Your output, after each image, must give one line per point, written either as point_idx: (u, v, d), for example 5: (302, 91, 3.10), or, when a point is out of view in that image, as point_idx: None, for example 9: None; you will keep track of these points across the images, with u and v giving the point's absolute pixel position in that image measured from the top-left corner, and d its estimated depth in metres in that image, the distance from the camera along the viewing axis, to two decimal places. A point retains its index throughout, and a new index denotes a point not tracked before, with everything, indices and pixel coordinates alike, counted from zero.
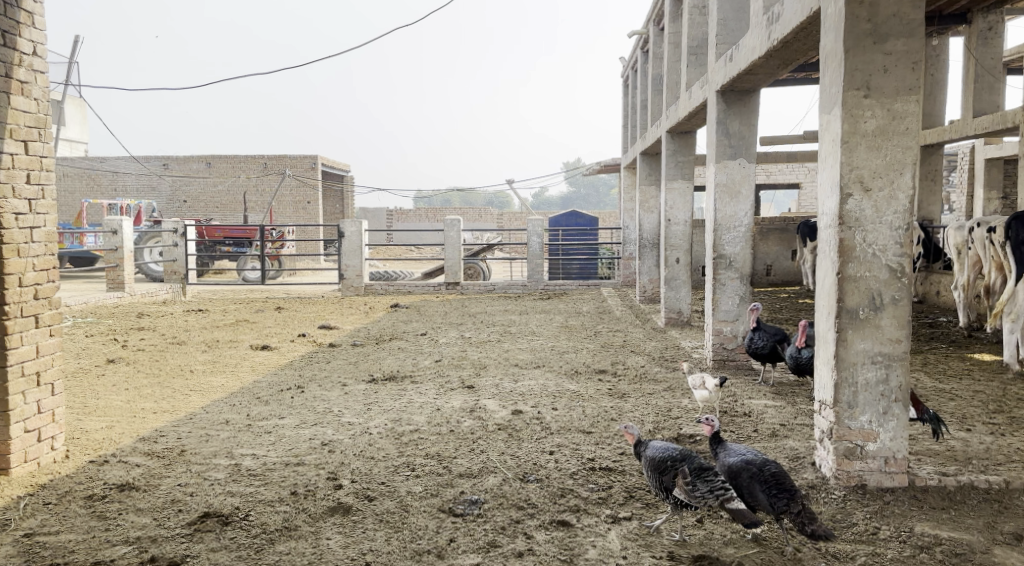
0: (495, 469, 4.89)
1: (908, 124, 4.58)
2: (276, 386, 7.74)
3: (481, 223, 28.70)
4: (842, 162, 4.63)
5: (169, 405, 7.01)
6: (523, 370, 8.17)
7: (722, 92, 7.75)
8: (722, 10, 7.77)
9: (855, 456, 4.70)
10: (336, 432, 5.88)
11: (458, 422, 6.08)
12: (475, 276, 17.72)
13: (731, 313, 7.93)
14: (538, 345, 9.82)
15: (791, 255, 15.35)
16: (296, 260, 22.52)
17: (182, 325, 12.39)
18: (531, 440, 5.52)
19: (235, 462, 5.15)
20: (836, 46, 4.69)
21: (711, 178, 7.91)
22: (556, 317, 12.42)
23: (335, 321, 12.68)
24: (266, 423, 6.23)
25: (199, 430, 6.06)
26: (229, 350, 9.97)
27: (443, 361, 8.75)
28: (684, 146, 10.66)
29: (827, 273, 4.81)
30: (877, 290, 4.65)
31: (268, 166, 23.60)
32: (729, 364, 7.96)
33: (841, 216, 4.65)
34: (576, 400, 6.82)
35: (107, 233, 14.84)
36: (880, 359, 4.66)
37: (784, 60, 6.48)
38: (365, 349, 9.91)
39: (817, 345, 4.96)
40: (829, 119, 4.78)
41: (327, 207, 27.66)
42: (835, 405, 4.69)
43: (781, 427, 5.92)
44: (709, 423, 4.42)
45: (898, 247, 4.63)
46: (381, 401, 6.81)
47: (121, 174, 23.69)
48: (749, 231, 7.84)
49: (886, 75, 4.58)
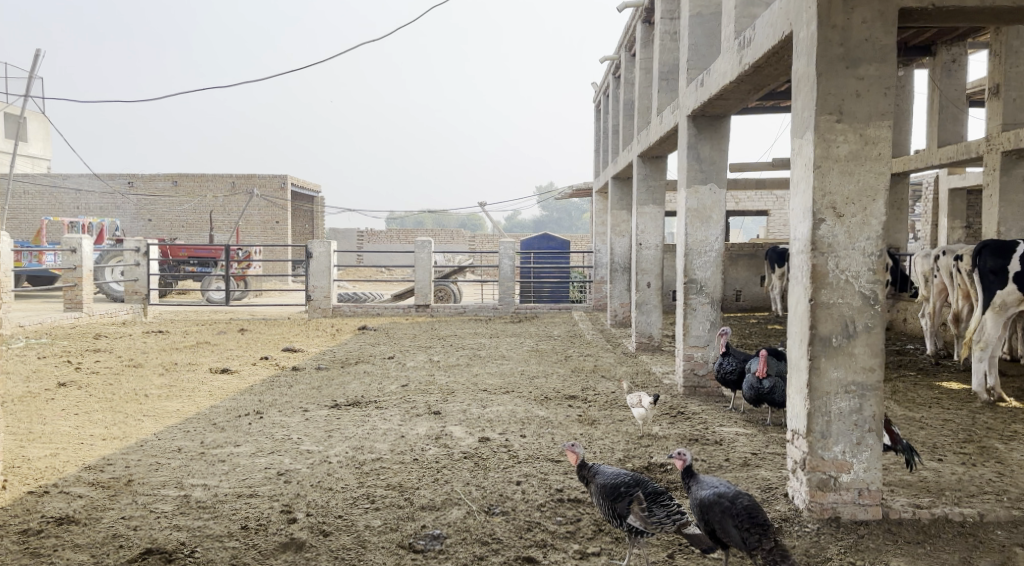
0: (459, 501, 4.70)
1: (880, 150, 4.50)
2: (234, 411, 7.48)
3: (451, 247, 28.57)
4: (814, 187, 4.54)
5: (120, 431, 6.72)
6: (491, 395, 8.00)
7: (693, 117, 7.69)
8: (693, 35, 7.72)
9: (828, 488, 4.57)
10: (294, 461, 5.64)
11: (422, 450, 5.88)
12: (445, 299, 17.55)
13: (702, 338, 7.83)
14: (506, 369, 9.64)
15: (760, 280, 15.35)
16: (262, 280, 22.19)
17: (141, 347, 12.05)
18: (498, 470, 5.34)
19: (185, 494, 4.90)
20: (808, 70, 4.61)
21: (682, 203, 7.83)
22: (526, 340, 12.28)
23: (299, 344, 12.41)
24: (221, 451, 5.97)
25: (149, 459, 5.79)
26: (186, 373, 9.66)
27: (409, 387, 8.54)
28: (655, 171, 10.62)
29: (799, 300, 4.69)
30: (850, 318, 4.55)
31: (235, 185, 23.34)
32: (699, 391, 7.84)
33: (813, 242, 4.55)
34: (544, 427, 6.65)
35: (66, 251, 14.45)
36: (853, 388, 4.55)
37: (756, 85, 6.41)
38: (330, 372, 9.66)
39: (789, 374, 4.85)
40: (801, 143, 4.69)
41: (296, 227, 27.35)
42: (807, 436, 4.57)
43: (753, 456, 5.79)
44: (680, 456, 4.25)
45: (870, 274, 4.54)
46: (344, 428, 6.60)
47: (84, 192, 23.22)
48: (720, 256, 7.77)
49: (858, 99, 4.50)
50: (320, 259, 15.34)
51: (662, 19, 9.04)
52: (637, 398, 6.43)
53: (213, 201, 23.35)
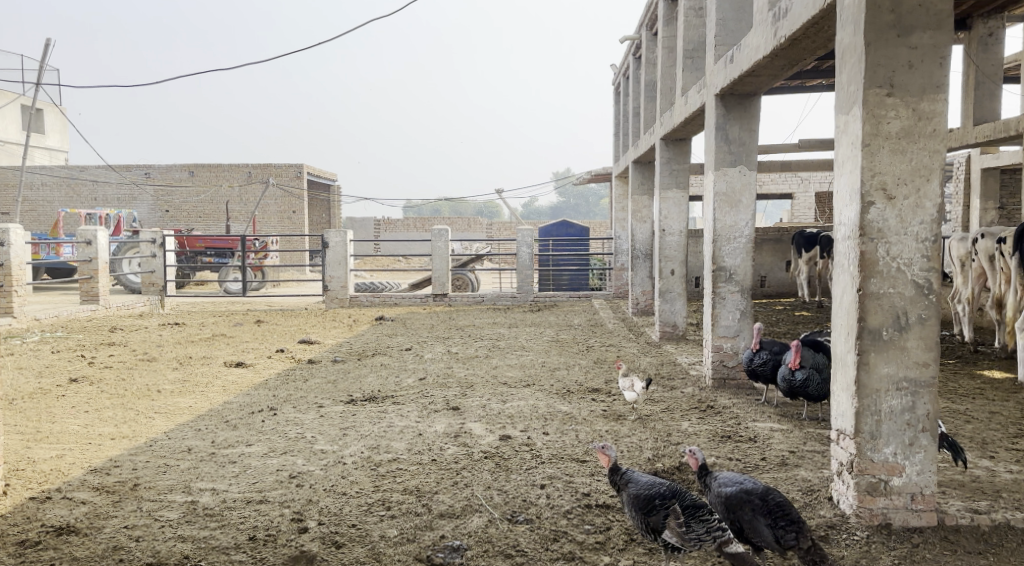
0: (480, 508, 4.40)
1: (935, 125, 4.16)
2: (247, 408, 7.22)
3: (468, 235, 28.31)
4: (863, 167, 4.19)
5: (130, 430, 6.48)
6: (512, 389, 7.71)
7: (721, 95, 7.33)
8: (721, 9, 7.35)
9: (878, 493, 4.25)
10: (306, 462, 5.38)
11: (440, 450, 5.58)
12: (463, 287, 17.27)
13: (731, 328, 7.49)
14: (527, 361, 9.34)
15: (786, 266, 14.93)
16: (280, 270, 22.01)
17: (155, 340, 11.86)
18: (521, 472, 5.04)
19: (192, 500, 4.64)
20: (855, 40, 4.26)
21: (710, 187, 7.47)
22: (546, 330, 11.96)
23: (316, 336, 12.16)
24: (231, 451, 5.72)
25: (157, 460, 5.54)
26: (200, 368, 9.43)
27: (427, 381, 8.26)
28: (679, 154, 10.25)
29: (846, 289, 4.36)
30: (902, 309, 4.21)
31: (252, 175, 23.16)
32: (729, 383, 7.49)
33: (861, 227, 4.21)
34: (568, 423, 6.35)
35: (81, 244, 14.23)
36: (905, 385, 4.21)
37: (791, 60, 6.05)
38: (346, 365, 9.40)
39: (834, 369, 4.51)
40: (847, 120, 4.34)
41: (313, 217, 27.17)
42: (855, 436, 4.25)
43: (791, 455, 5.46)
44: (695, 456, 4.04)
45: (924, 261, 4.19)
46: (359, 426, 6.32)
47: (101, 183, 23.07)
48: (750, 242, 7.41)
49: (911, 71, 4.15)
50: (337, 249, 15.08)
51: None
52: (629, 383, 6.67)
53: (229, 191, 23.17)
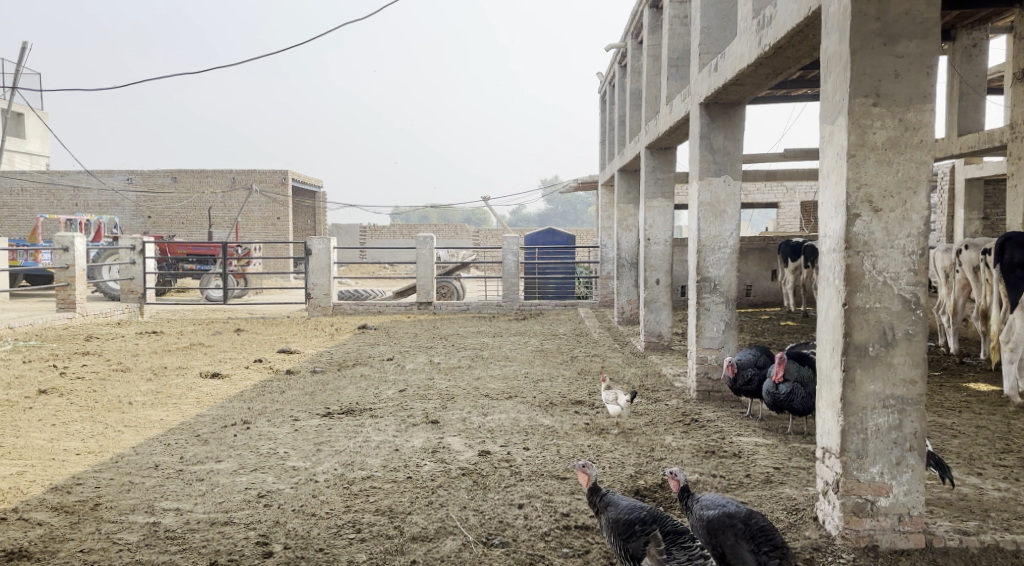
0: (454, 530, 4.26)
1: (922, 136, 4.04)
2: (221, 422, 7.02)
3: (454, 242, 28.14)
4: (848, 179, 4.07)
5: (97, 445, 6.28)
6: (493, 401, 7.54)
7: (706, 104, 7.22)
8: (706, 18, 7.25)
9: (864, 513, 4.12)
10: (277, 480, 5.19)
11: (416, 467, 5.41)
12: (447, 295, 17.09)
13: (716, 340, 7.37)
14: (510, 372, 9.17)
15: (771, 275, 14.84)
16: (262, 277, 21.77)
17: (132, 349, 11.63)
18: (499, 490, 4.89)
19: (154, 521, 4.49)
20: (840, 49, 4.15)
21: (694, 196, 7.36)
22: (530, 339, 11.80)
23: (297, 345, 11.96)
24: (200, 468, 5.53)
25: (122, 478, 5.35)
26: (174, 378, 9.21)
27: (407, 392, 8.08)
28: (664, 162, 10.13)
29: (832, 304, 4.23)
30: (888, 324, 4.09)
31: (235, 181, 22.93)
32: (714, 396, 7.36)
33: (846, 240, 4.09)
34: (549, 438, 6.20)
35: (58, 250, 13.97)
36: (892, 403, 4.09)
37: (775, 69, 5.94)
38: (325, 377, 9.21)
39: (819, 386, 4.38)
40: (833, 130, 4.23)
41: (297, 223, 26.93)
42: (841, 455, 4.12)
43: (776, 471, 5.33)
44: (677, 477, 3.90)
45: (911, 275, 4.07)
46: (334, 441, 6.15)
47: (82, 189, 22.79)
48: (735, 252, 7.29)
49: (897, 80, 4.03)
50: (319, 257, 14.88)
51: (671, 2, 8.56)
52: (613, 396, 6.49)
53: (212, 197, 22.94)
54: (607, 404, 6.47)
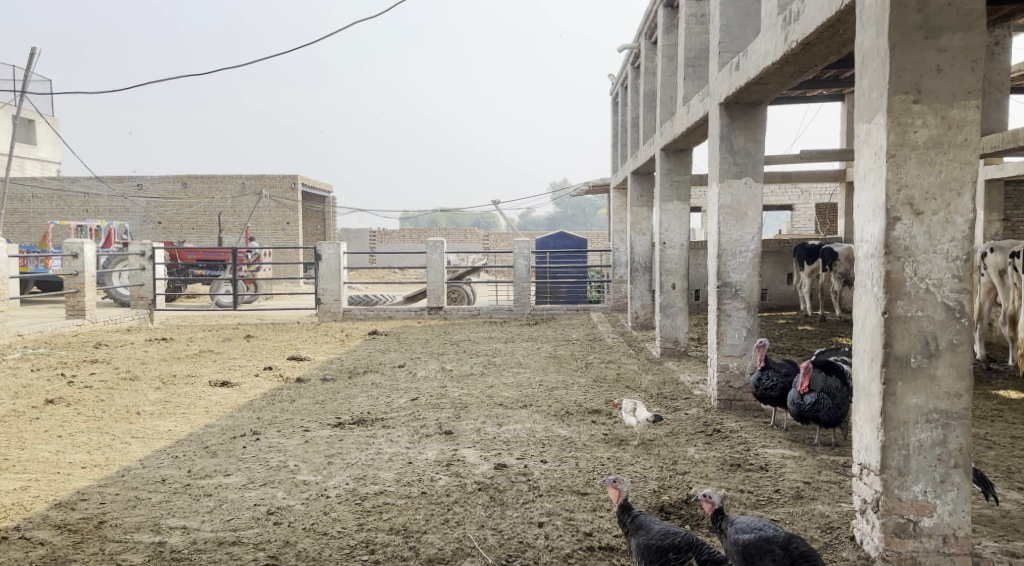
0: (472, 552, 4.14)
1: (966, 134, 3.82)
2: (228, 433, 6.84)
3: (464, 246, 27.98)
4: (888, 180, 3.86)
5: (104, 457, 6.09)
6: (508, 411, 7.34)
7: (725, 105, 7.00)
8: (726, 15, 7.03)
9: (907, 534, 3.93)
10: (287, 496, 5.00)
11: (431, 481, 5.21)
12: (458, 300, 16.89)
13: (738, 347, 7.12)
14: (523, 379, 8.97)
15: (787, 278, 14.58)
16: (272, 283, 21.62)
17: (140, 356, 11.46)
18: (518, 507, 4.69)
19: (160, 540, 4.33)
20: (877, 43, 3.94)
21: (714, 199, 7.13)
22: (544, 345, 11.59)
23: (306, 352, 11.77)
24: (208, 482, 5.34)
25: (127, 493, 5.16)
26: (183, 387, 9.03)
27: (419, 401, 7.87)
28: (680, 164, 9.87)
29: (870, 312, 4.02)
30: (932, 334, 3.87)
31: (245, 186, 22.85)
32: (735, 405, 7.13)
33: (886, 245, 3.88)
34: (568, 449, 5.99)
35: (67, 257, 13.80)
36: (936, 417, 3.87)
37: (800, 66, 5.72)
38: (336, 385, 9.03)
39: (856, 398, 4.17)
40: (870, 128, 4.01)
41: (307, 228, 26.79)
42: (882, 473, 3.92)
43: (806, 486, 5.11)
44: (709, 499, 3.78)
45: (956, 281, 3.86)
46: (345, 454, 5.95)
47: (93, 195, 22.66)
48: (756, 257, 7.06)
49: (940, 76, 3.82)
50: (330, 261, 14.66)
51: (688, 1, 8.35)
52: (635, 408, 6.30)
53: (222, 202, 22.84)
54: (627, 415, 6.28)
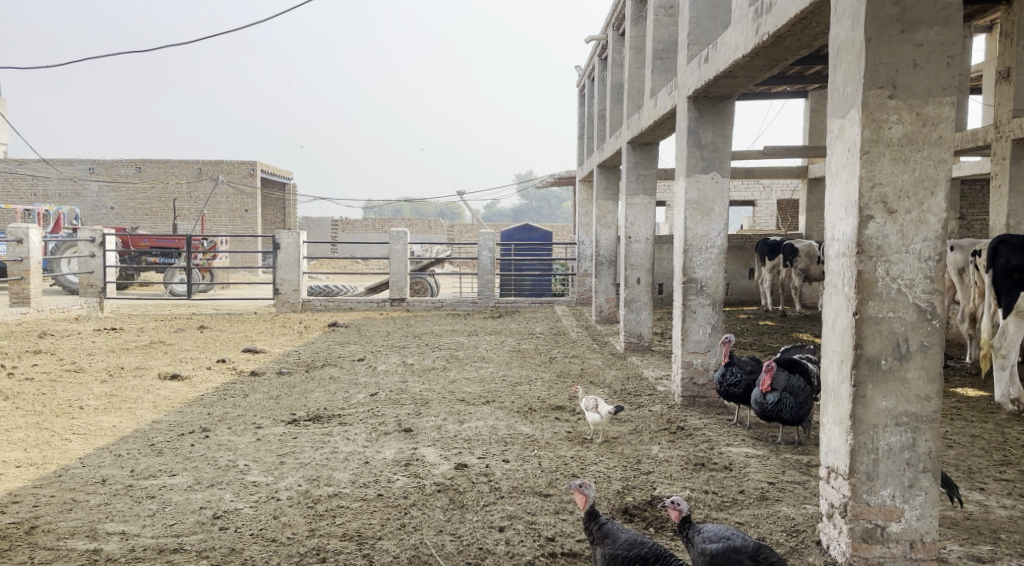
0: (429, 559, 3.97)
1: (941, 131, 3.73)
2: (177, 429, 6.56)
3: (428, 237, 27.70)
4: (861, 178, 3.76)
5: (41, 456, 5.79)
6: (470, 407, 7.16)
7: (694, 98, 6.87)
8: (695, 6, 6.89)
9: (875, 540, 3.84)
10: (235, 498, 4.77)
11: (388, 482, 5.02)
12: (421, 292, 16.64)
13: (702, 344, 7.03)
14: (485, 374, 8.79)
15: (749, 273, 14.59)
16: (229, 273, 21.14)
17: (87, 348, 11.04)
18: (478, 510, 4.52)
19: (96, 547, 4.09)
20: (852, 35, 3.82)
21: (680, 194, 7.01)
22: (507, 339, 11.42)
23: (262, 344, 11.45)
24: (151, 483, 5.09)
25: (64, 495, 4.89)
26: (131, 381, 8.69)
27: (378, 397, 7.64)
28: (646, 158, 9.73)
29: (841, 312, 3.91)
30: (902, 335, 3.78)
31: (202, 171, 22.31)
32: (699, 402, 7.04)
33: (858, 244, 3.77)
34: (530, 448, 5.83)
35: (12, 242, 13.26)
36: (905, 420, 3.79)
37: (771, 60, 5.61)
38: (291, 379, 8.76)
39: (826, 400, 4.07)
40: (844, 124, 3.89)
41: (266, 216, 26.29)
42: (850, 476, 3.82)
43: (771, 487, 5.01)
44: (677, 507, 3.66)
45: (928, 281, 3.76)
46: (298, 452, 5.73)
47: (42, 178, 21.96)
48: (722, 252, 6.96)
49: (915, 71, 3.71)
50: (289, 250, 14.30)
51: None
52: (595, 403, 6.06)
53: (177, 187, 22.26)
54: (588, 411, 6.05)
